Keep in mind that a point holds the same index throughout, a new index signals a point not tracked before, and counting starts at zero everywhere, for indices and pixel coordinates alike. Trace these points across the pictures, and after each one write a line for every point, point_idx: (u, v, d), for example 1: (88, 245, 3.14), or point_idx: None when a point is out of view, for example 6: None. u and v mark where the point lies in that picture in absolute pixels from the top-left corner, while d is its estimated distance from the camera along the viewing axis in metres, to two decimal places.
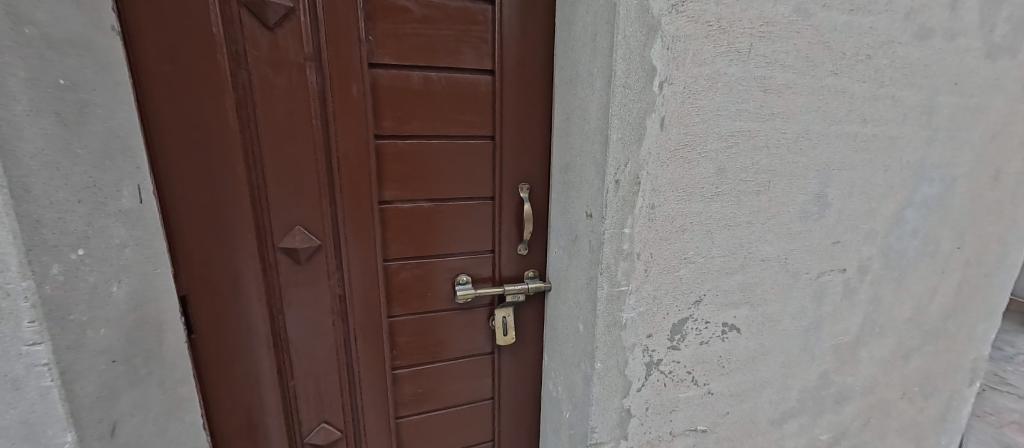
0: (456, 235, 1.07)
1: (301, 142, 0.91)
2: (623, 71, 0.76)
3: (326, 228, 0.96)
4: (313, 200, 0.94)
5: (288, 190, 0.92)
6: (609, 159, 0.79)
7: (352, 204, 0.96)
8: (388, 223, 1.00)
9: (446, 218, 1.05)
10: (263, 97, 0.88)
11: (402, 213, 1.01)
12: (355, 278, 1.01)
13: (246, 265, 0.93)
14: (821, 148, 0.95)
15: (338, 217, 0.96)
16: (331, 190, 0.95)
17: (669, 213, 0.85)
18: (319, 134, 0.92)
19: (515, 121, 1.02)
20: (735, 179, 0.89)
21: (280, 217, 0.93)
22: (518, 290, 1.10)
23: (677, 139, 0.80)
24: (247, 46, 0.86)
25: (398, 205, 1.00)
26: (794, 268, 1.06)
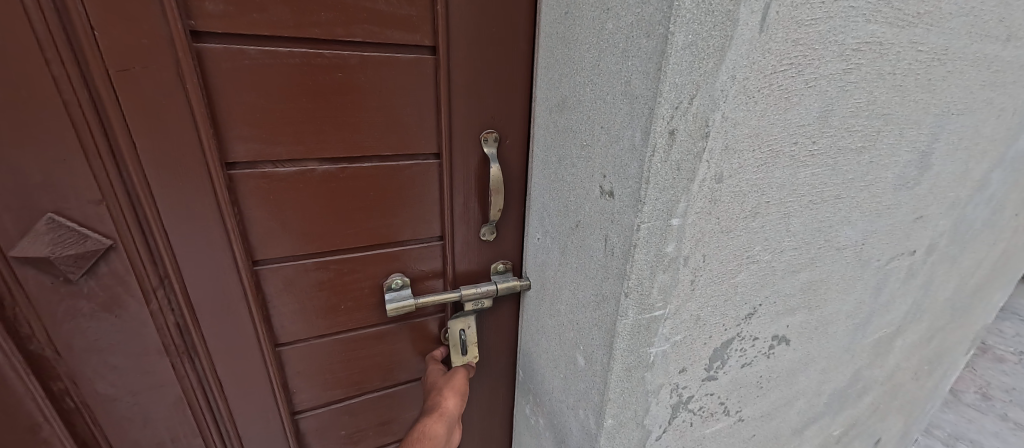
0: (382, 215, 0.66)
1: (10, 42, 0.44)
2: None
3: (113, 215, 0.53)
4: (71, 163, 0.49)
5: (8, 144, 0.47)
6: (663, 89, 0.40)
7: (162, 168, 0.53)
8: (251, 197, 0.59)
9: (360, 189, 0.64)
10: None
11: (277, 182, 0.59)
12: (194, 292, 0.60)
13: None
14: (952, 78, 0.61)
15: (136, 194, 0.53)
16: (109, 143, 0.50)
17: (741, 188, 0.49)
18: (53, 25, 0.45)
19: (473, 22, 0.60)
20: (840, 129, 0.53)
21: (3, 199, 0.48)
22: (479, 295, 0.73)
23: (781, 52, 0.42)
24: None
25: (270, 168, 0.58)
26: (868, 256, 0.75)
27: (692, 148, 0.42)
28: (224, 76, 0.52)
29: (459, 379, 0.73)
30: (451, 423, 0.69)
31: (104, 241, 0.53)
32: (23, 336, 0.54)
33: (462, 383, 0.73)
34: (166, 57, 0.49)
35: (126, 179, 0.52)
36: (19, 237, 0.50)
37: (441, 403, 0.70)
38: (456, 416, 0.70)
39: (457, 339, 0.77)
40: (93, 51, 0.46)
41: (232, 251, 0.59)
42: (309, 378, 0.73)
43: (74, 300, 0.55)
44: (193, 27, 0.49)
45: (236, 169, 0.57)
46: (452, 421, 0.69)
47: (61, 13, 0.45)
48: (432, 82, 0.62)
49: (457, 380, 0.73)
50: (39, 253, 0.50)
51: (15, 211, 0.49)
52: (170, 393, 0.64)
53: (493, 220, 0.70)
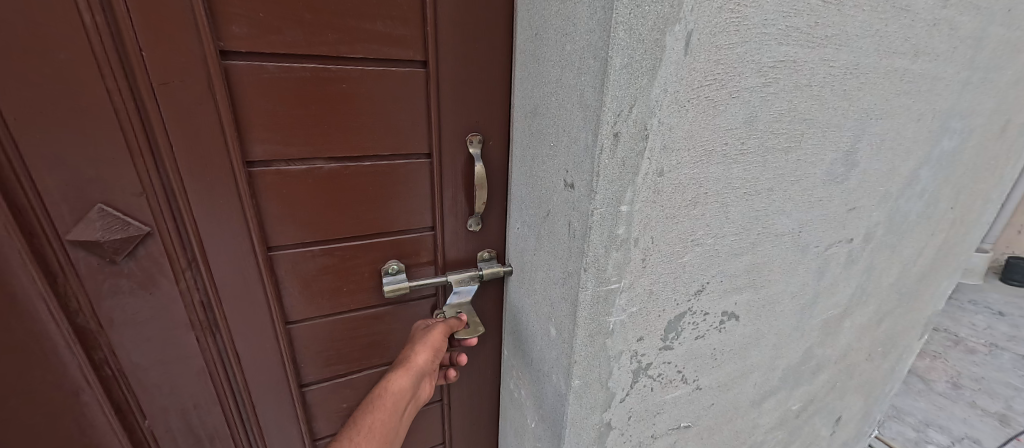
0: (379, 208, 0.76)
1: (73, 62, 0.54)
2: None
3: (151, 206, 0.62)
4: (118, 161, 0.59)
5: (66, 145, 0.56)
6: (606, 100, 0.50)
7: (193, 165, 0.62)
8: (267, 192, 0.68)
9: (361, 185, 0.73)
10: None
11: (290, 179, 0.68)
12: (217, 273, 0.69)
13: (13, 271, 0.58)
14: (866, 89, 0.72)
15: (171, 188, 0.62)
16: (149, 144, 0.59)
17: (681, 181, 0.59)
18: (107, 46, 0.54)
19: (458, 39, 0.69)
20: (766, 132, 0.64)
21: (61, 192, 0.58)
22: (466, 278, 0.83)
23: (705, 70, 0.52)
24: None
25: (283, 167, 0.67)
26: (807, 243, 0.85)
27: (634, 147, 0.53)
28: (246, 87, 0.61)
29: (434, 335, 0.78)
30: (417, 374, 0.76)
31: (143, 228, 0.62)
32: (71, 309, 0.63)
33: (439, 341, 0.78)
34: (198, 72, 0.58)
35: (163, 175, 0.61)
36: (72, 224, 0.59)
37: (411, 355, 0.77)
38: (426, 368, 0.77)
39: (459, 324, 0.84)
40: (139, 67, 0.56)
41: (251, 238, 0.69)
42: (315, 353, 0.82)
43: (116, 279, 0.64)
44: (222, 48, 0.59)
45: (254, 167, 0.66)
46: (419, 372, 0.77)
47: (113, 36, 0.54)
48: (423, 92, 0.71)
49: (432, 336, 0.78)
50: (90, 237, 0.60)
51: (70, 202, 0.58)
52: (194, 364, 0.73)
53: (478, 213, 0.80)
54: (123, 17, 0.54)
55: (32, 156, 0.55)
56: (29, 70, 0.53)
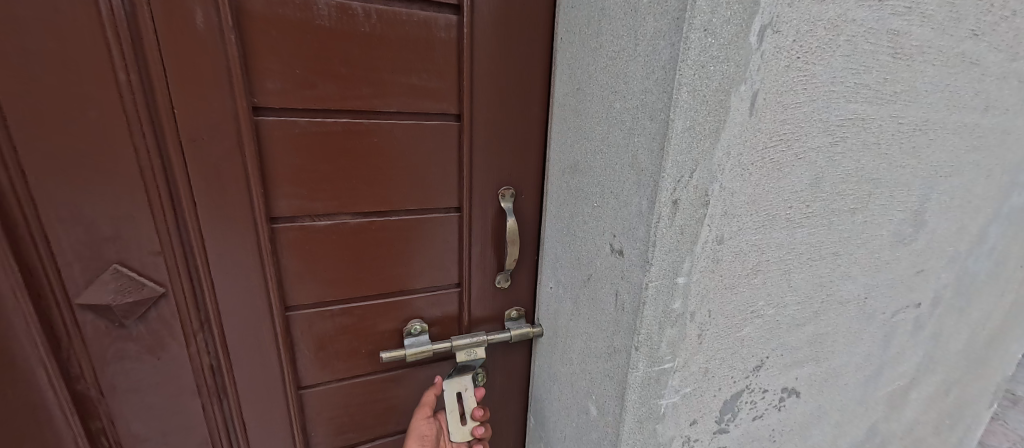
0: (405, 264, 0.71)
1: (100, 119, 0.52)
2: (707, 2, 0.40)
3: (168, 265, 0.59)
4: (138, 220, 0.56)
5: (84, 202, 0.54)
6: (665, 165, 0.45)
7: (216, 223, 0.59)
8: (289, 249, 0.64)
9: (389, 242, 0.69)
10: (9, 43, 0.48)
11: (314, 236, 0.65)
12: (230, 338, 0.64)
13: (15, 336, 0.55)
14: (936, 145, 0.65)
15: (190, 247, 0.59)
16: (172, 201, 0.57)
17: (743, 248, 0.53)
18: (138, 103, 0.53)
19: (493, 92, 0.66)
20: (832, 194, 0.57)
21: (76, 251, 0.55)
22: (467, 344, 0.75)
23: (771, 130, 0.47)
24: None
25: (308, 223, 0.64)
26: (872, 309, 0.77)
27: (693, 214, 0.47)
28: (276, 144, 0.59)
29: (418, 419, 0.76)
30: None
31: (157, 289, 0.59)
32: (72, 376, 0.59)
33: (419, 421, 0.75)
34: (228, 130, 0.56)
35: (182, 234, 0.58)
36: (83, 285, 0.56)
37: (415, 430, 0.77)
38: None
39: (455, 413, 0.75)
40: (168, 125, 0.54)
41: (269, 299, 0.64)
42: (328, 423, 0.75)
43: (122, 343, 0.60)
44: (254, 103, 0.57)
45: (277, 224, 0.62)
46: None
47: (146, 94, 0.53)
48: (456, 144, 0.68)
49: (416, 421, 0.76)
50: (101, 300, 0.57)
51: (84, 261, 0.55)
52: (198, 434, 0.68)
53: (509, 270, 0.74)
54: (156, 76, 0.52)
55: (49, 214, 0.53)
56: (55, 129, 0.51)
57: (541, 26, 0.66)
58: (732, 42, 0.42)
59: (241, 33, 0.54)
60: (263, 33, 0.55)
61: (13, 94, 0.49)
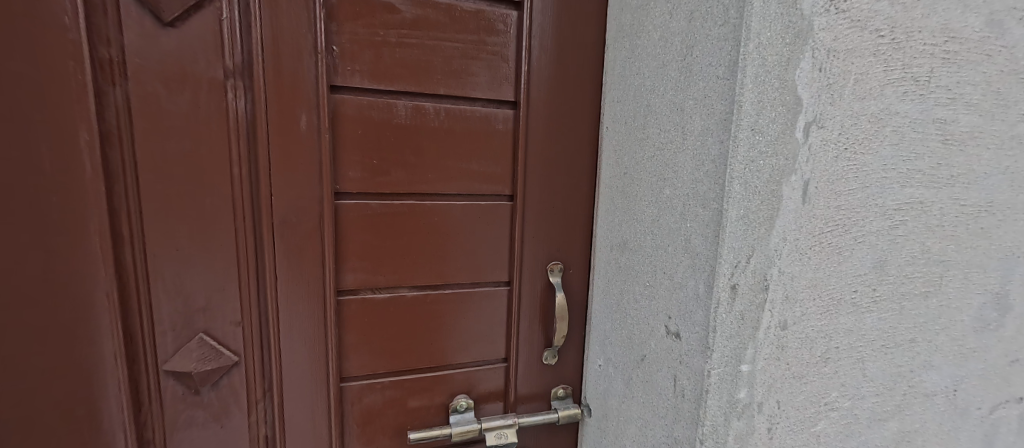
0: (457, 338, 0.73)
1: (212, 206, 0.60)
2: (750, 105, 0.44)
3: (245, 335, 0.63)
4: (227, 293, 0.62)
5: (185, 276, 0.60)
6: (722, 252, 0.47)
7: (292, 298, 0.64)
8: (351, 322, 0.67)
9: (443, 315, 0.71)
10: (155, 144, 0.57)
11: (373, 309, 0.68)
12: (289, 409, 0.66)
13: (105, 397, 0.59)
14: (1006, 225, 0.61)
15: (266, 318, 0.64)
16: (257, 277, 0.63)
17: (809, 335, 0.51)
18: (242, 192, 0.60)
19: (543, 173, 0.72)
20: (899, 277, 0.55)
21: (171, 321, 0.60)
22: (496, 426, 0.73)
23: (825, 216, 0.48)
24: (126, 53, 0.55)
25: (369, 295, 0.68)
26: (964, 404, 0.69)
27: (753, 301, 0.47)
28: (349, 225, 0.65)
29: None
30: None
31: (232, 358, 0.63)
32: (145, 441, 0.62)
33: None
34: (311, 214, 0.62)
35: (262, 306, 0.63)
36: (172, 353, 0.61)
37: None
38: None
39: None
40: (263, 210, 0.61)
41: (329, 373, 0.67)
42: None
43: (194, 410, 0.63)
44: (336, 189, 0.64)
45: (342, 296, 0.66)
46: None
47: (250, 185, 0.61)
48: (508, 222, 0.73)
49: None
50: (185, 367, 0.61)
51: (176, 330, 0.61)
52: None
53: (557, 345, 0.75)
54: (261, 171, 0.60)
55: (156, 286, 0.59)
56: (173, 213, 0.58)
57: (588, 118, 0.73)
58: (781, 137, 0.44)
59: (334, 132, 0.63)
60: (351, 132, 0.64)
61: (148, 185, 0.57)
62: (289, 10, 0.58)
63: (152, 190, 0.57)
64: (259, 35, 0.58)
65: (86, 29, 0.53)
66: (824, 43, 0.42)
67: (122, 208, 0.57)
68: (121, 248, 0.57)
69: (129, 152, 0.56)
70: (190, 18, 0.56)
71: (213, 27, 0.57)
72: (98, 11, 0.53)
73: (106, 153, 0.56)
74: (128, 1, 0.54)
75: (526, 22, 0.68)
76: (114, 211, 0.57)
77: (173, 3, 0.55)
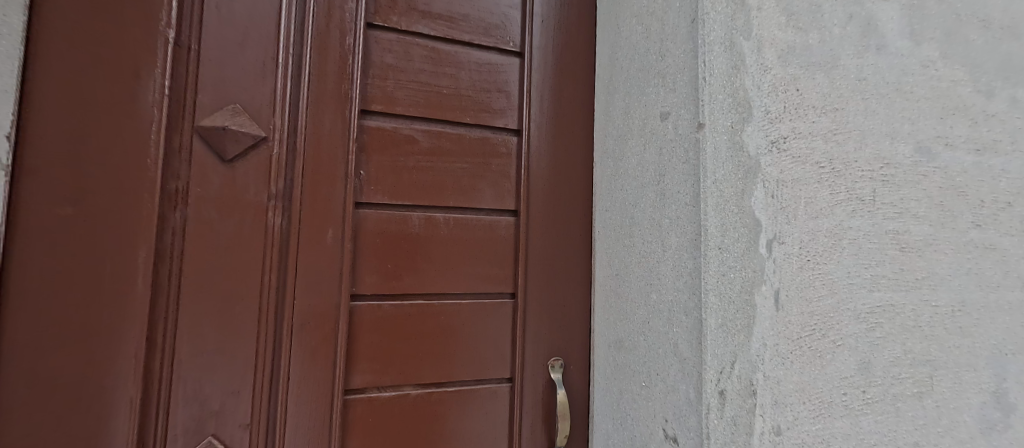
0: (460, 439, 0.74)
1: (242, 313, 0.65)
2: (717, 228, 0.53)
3: (253, 438, 0.64)
4: (242, 396, 0.64)
5: (205, 381, 0.63)
6: (705, 357, 0.52)
7: (302, 399, 0.66)
8: (357, 423, 0.69)
9: (446, 414, 0.73)
10: (201, 256, 0.63)
11: (379, 410, 0.70)
12: None
13: None
14: (987, 325, 0.60)
15: (275, 421, 0.65)
16: (270, 381, 0.66)
17: (803, 440, 0.52)
18: (270, 298, 0.66)
19: (542, 274, 0.79)
20: (886, 378, 0.57)
21: (185, 425, 0.62)
22: None
23: (801, 322, 0.52)
24: (191, 184, 0.63)
25: (376, 395, 0.71)
26: None
27: (742, 406, 0.49)
28: (362, 326, 0.70)
29: None
30: None
31: None
32: None
33: None
34: (329, 317, 0.68)
35: (272, 408, 0.66)
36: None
37: None
38: None
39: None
40: (286, 315, 0.66)
41: None
42: None
43: None
44: (353, 292, 0.70)
45: (349, 395, 0.69)
46: None
47: (278, 292, 0.67)
48: (511, 320, 0.78)
49: None
50: None
51: (187, 435, 0.62)
52: None
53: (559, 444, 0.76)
54: (290, 280, 0.66)
55: (177, 391, 0.61)
56: (207, 320, 0.63)
57: (581, 224, 0.82)
58: (746, 254, 0.51)
59: (355, 243, 0.71)
60: (369, 242, 0.71)
61: (188, 294, 0.62)
62: (328, 146, 0.69)
63: (191, 301, 0.62)
64: (301, 162, 0.67)
65: (161, 165, 0.62)
66: (771, 176, 0.50)
67: (160, 319, 0.61)
68: (152, 353, 0.61)
69: (177, 268, 0.62)
70: (249, 154, 0.65)
71: (265, 155, 0.66)
72: (176, 151, 0.63)
73: (157, 269, 0.61)
74: (199, 139, 0.63)
75: (525, 145, 0.80)
76: (153, 317, 0.61)
77: (234, 137, 0.64)
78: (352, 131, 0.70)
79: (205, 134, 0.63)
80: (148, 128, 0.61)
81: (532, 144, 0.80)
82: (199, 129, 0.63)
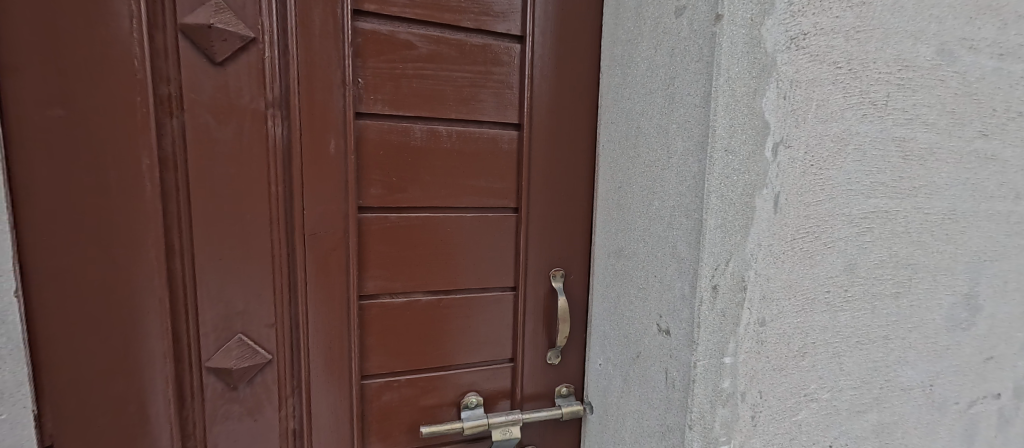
0: (467, 340, 0.80)
1: (252, 220, 0.66)
2: (724, 127, 0.50)
3: (277, 335, 0.69)
4: (263, 297, 0.68)
5: (226, 283, 0.66)
6: (702, 255, 0.53)
7: (319, 301, 0.70)
8: (372, 323, 0.74)
9: (452, 317, 0.78)
10: (206, 164, 0.63)
11: (391, 313, 0.75)
12: (314, 403, 0.72)
13: (152, 393, 0.64)
14: (971, 231, 0.65)
15: (296, 320, 0.70)
16: (289, 284, 0.69)
17: (786, 332, 0.57)
18: (279, 207, 0.67)
19: (544, 188, 0.79)
20: (869, 278, 0.61)
21: (213, 323, 0.66)
22: (502, 422, 0.80)
23: (797, 224, 0.54)
24: (182, 88, 0.61)
25: (387, 299, 0.75)
26: (941, 398, 0.70)
27: (733, 299, 0.53)
28: (371, 235, 0.72)
29: None
30: None
31: (266, 356, 0.69)
32: (187, 434, 0.67)
33: None
34: (338, 225, 0.70)
35: (294, 308, 0.70)
36: (214, 353, 0.66)
37: None
38: None
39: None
40: (297, 223, 0.68)
41: (352, 371, 0.73)
42: None
43: (230, 405, 0.68)
44: (360, 205, 0.71)
45: (364, 299, 0.73)
46: None
47: (286, 200, 0.68)
48: (514, 232, 0.80)
49: None
50: (225, 365, 0.67)
51: (217, 332, 0.67)
52: None
53: (559, 345, 0.82)
54: (296, 189, 0.67)
55: (201, 292, 0.65)
56: (219, 226, 0.65)
57: (586, 137, 0.80)
58: (751, 156, 0.51)
59: (359, 153, 0.70)
60: (372, 153, 0.71)
61: (197, 201, 0.63)
62: (321, 48, 0.66)
63: (203, 208, 0.64)
64: (294, 66, 0.65)
65: (149, 68, 0.60)
66: (786, 76, 0.50)
67: (174, 225, 0.63)
68: (172, 257, 0.63)
69: (182, 176, 0.63)
70: (238, 57, 0.63)
71: (256, 58, 0.64)
72: (161, 52, 0.60)
73: (163, 176, 0.62)
74: (184, 40, 0.60)
75: (528, 53, 0.76)
76: (167, 223, 0.63)
77: (221, 38, 0.61)
78: (345, 33, 0.67)
79: (189, 33, 0.60)
80: (128, 27, 0.58)
81: (535, 52, 0.76)
82: (182, 29, 0.60)
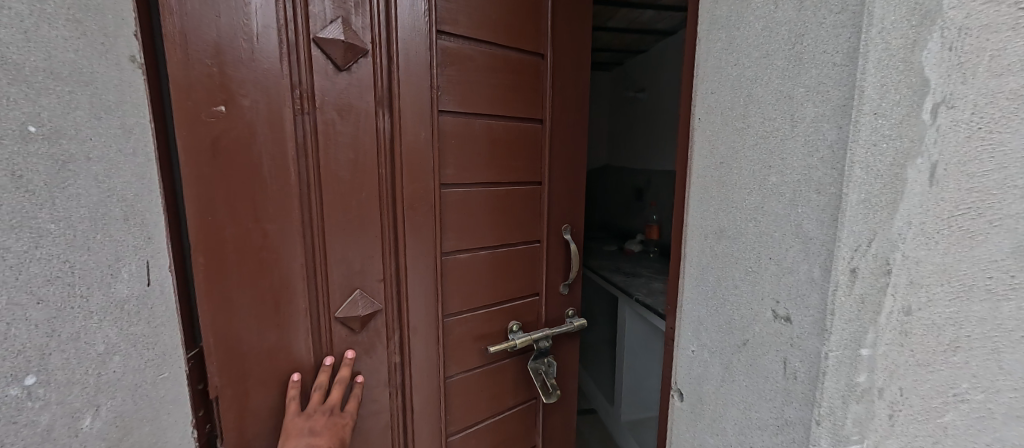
0: (516, 285, 1.00)
1: (365, 194, 0.78)
2: (875, 90, 0.46)
3: (384, 290, 0.82)
4: (375, 258, 0.80)
5: (346, 248, 0.78)
6: (840, 236, 0.50)
7: (417, 260, 0.84)
8: (451, 274, 0.90)
9: (501, 266, 0.97)
10: (331, 150, 0.74)
11: (463, 266, 0.91)
12: (413, 342, 0.87)
13: (294, 340, 0.77)
14: None
15: (399, 277, 0.83)
16: (395, 249, 0.82)
17: (936, 328, 0.47)
18: (385, 183, 0.79)
19: (561, 166, 1.02)
20: None
21: (338, 281, 0.78)
22: (541, 337, 1.03)
23: (956, 200, 0.45)
24: (313, 88, 0.71)
25: (460, 256, 0.91)
26: None
27: (875, 284, 0.48)
28: (449, 204, 0.87)
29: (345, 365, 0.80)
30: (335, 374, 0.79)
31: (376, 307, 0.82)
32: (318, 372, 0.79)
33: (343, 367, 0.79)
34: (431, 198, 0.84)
35: (398, 268, 0.83)
36: (340, 307, 0.79)
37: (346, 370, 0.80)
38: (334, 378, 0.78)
39: (540, 381, 1.04)
40: (400, 197, 0.81)
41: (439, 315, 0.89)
42: (458, 408, 0.96)
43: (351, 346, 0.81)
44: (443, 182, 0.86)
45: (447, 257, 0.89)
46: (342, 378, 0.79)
47: (390, 177, 0.80)
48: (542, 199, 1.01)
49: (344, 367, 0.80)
50: (350, 314, 0.79)
51: (341, 288, 0.78)
52: (381, 419, 0.87)
53: (571, 277, 1.07)
54: (398, 169, 0.80)
55: (330, 257, 0.76)
56: (343, 201, 0.76)
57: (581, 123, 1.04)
58: (906, 120, 0.45)
59: (442, 141, 0.85)
60: (449, 139, 0.85)
61: (326, 181, 0.74)
62: (415, 57, 0.79)
63: (329, 187, 0.75)
64: (397, 69, 0.77)
65: (291, 73, 0.70)
66: (954, 22, 0.42)
67: (307, 200, 0.74)
68: (307, 228, 0.75)
69: (314, 160, 0.73)
70: (354, 61, 0.74)
71: (366, 61, 0.75)
72: (296, 58, 0.70)
73: (298, 160, 0.72)
74: (314, 48, 0.71)
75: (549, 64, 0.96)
76: (302, 200, 0.74)
77: (341, 45, 0.72)
78: (432, 44, 0.80)
79: (320, 44, 0.71)
80: (272, 37, 0.68)
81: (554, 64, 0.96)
82: (313, 40, 0.70)
